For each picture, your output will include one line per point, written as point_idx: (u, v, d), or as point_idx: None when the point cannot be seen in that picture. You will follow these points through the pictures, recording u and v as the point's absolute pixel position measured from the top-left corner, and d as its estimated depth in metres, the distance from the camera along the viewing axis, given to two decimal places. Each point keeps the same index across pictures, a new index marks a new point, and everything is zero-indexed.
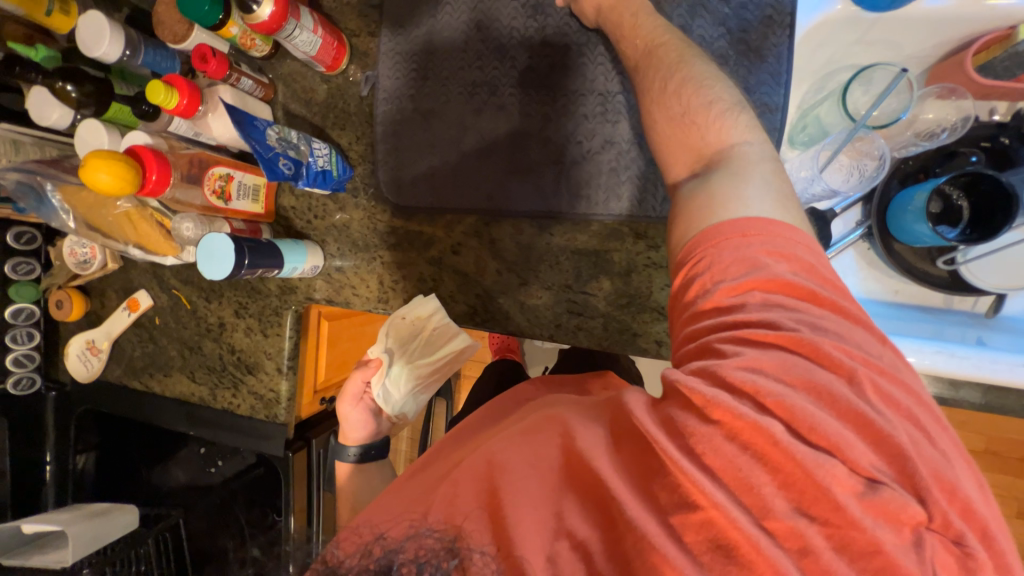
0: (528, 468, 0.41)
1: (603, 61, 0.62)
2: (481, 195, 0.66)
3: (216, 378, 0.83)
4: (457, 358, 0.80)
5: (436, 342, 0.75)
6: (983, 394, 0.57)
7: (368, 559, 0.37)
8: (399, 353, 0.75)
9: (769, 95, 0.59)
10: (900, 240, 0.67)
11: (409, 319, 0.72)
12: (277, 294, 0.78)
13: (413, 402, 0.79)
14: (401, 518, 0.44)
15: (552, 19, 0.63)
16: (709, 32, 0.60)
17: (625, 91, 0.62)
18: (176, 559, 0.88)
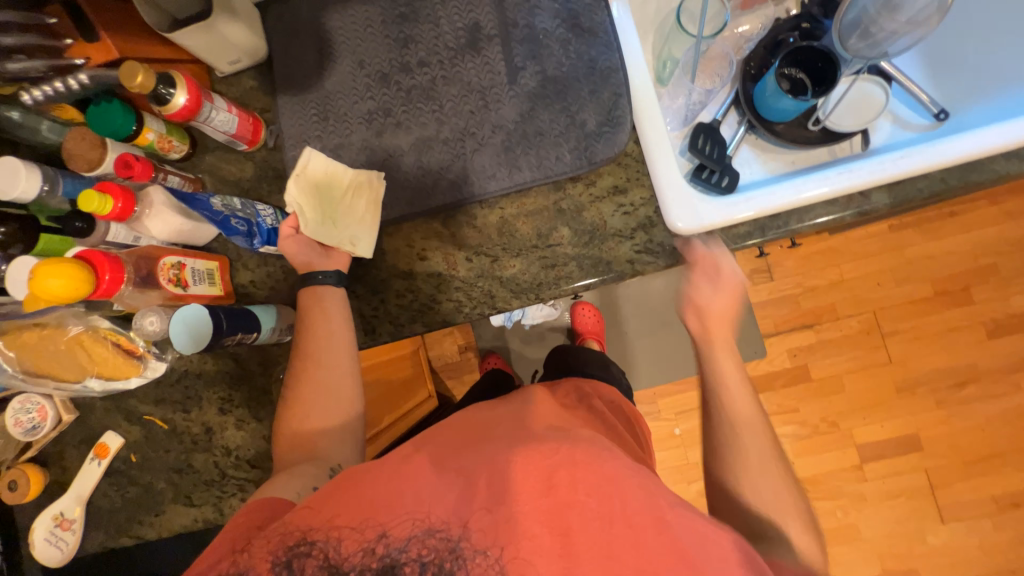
0: (547, 526, 0.46)
1: (473, 64, 0.74)
2: (404, 200, 0.72)
3: (218, 490, 0.76)
4: (370, 192, 0.71)
5: (334, 181, 0.69)
6: (890, 195, 0.67)
7: (373, 556, 0.45)
8: (313, 207, 0.68)
9: (610, 59, 0.73)
10: (777, 121, 0.79)
11: (311, 172, 0.68)
12: (260, 372, 0.75)
13: (353, 236, 0.69)
14: (398, 498, 0.47)
15: (423, 44, 0.75)
16: (548, 24, 0.74)
17: (498, 83, 0.73)
18: None
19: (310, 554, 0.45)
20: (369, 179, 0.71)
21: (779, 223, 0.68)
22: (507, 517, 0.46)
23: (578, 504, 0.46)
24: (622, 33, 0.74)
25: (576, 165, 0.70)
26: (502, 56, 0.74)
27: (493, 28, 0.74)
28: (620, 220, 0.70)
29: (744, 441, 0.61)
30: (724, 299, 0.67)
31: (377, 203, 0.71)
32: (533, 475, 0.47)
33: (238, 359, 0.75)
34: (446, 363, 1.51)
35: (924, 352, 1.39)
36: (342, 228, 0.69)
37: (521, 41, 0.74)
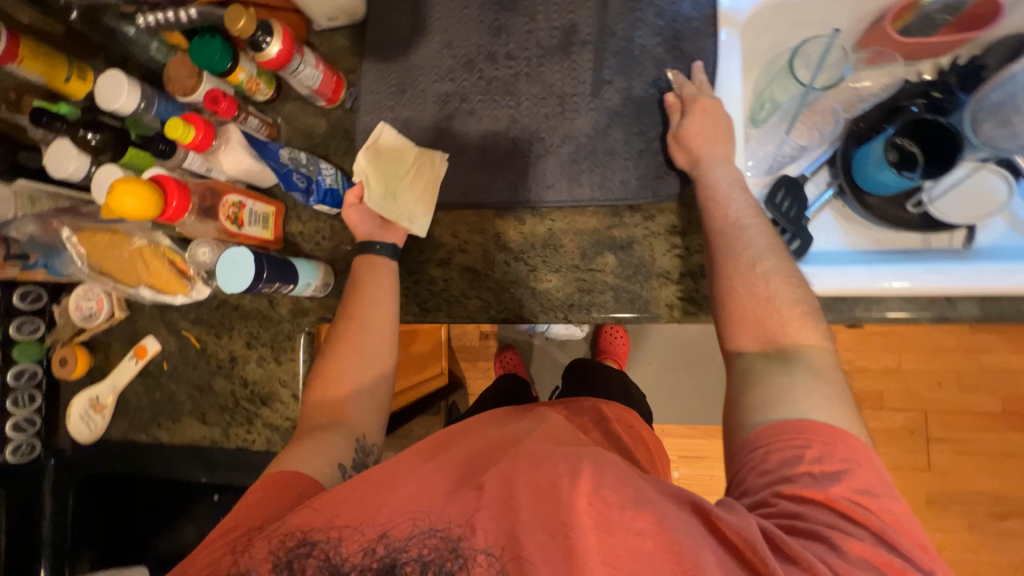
0: (550, 530, 0.43)
1: (559, 66, 0.71)
2: (456, 191, 0.72)
3: (230, 415, 0.81)
4: (431, 170, 0.72)
5: (400, 156, 0.72)
6: (981, 306, 0.61)
7: (373, 555, 0.43)
8: (377, 179, 0.70)
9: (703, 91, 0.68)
10: (872, 193, 0.72)
11: (381, 145, 0.71)
12: (289, 319, 0.79)
13: (410, 211, 0.71)
14: (399, 495, 0.46)
15: (515, 37, 0.73)
16: (647, 41, 0.70)
17: (580, 91, 0.70)
18: None
19: (309, 555, 0.44)
20: (433, 158, 0.72)
21: (843, 306, 0.63)
22: (506, 523, 0.43)
23: (568, 498, 0.44)
24: (720, 64, 0.68)
25: (639, 194, 0.67)
26: (592, 63, 0.70)
27: (590, 33, 0.71)
28: (669, 263, 0.67)
29: (768, 320, 0.55)
30: (712, 116, 0.63)
31: (438, 183, 0.72)
32: (525, 483, 0.46)
33: (272, 302, 0.79)
34: (464, 345, 1.53)
35: (971, 469, 1.26)
36: (401, 202, 0.70)
37: (614, 53, 0.70)
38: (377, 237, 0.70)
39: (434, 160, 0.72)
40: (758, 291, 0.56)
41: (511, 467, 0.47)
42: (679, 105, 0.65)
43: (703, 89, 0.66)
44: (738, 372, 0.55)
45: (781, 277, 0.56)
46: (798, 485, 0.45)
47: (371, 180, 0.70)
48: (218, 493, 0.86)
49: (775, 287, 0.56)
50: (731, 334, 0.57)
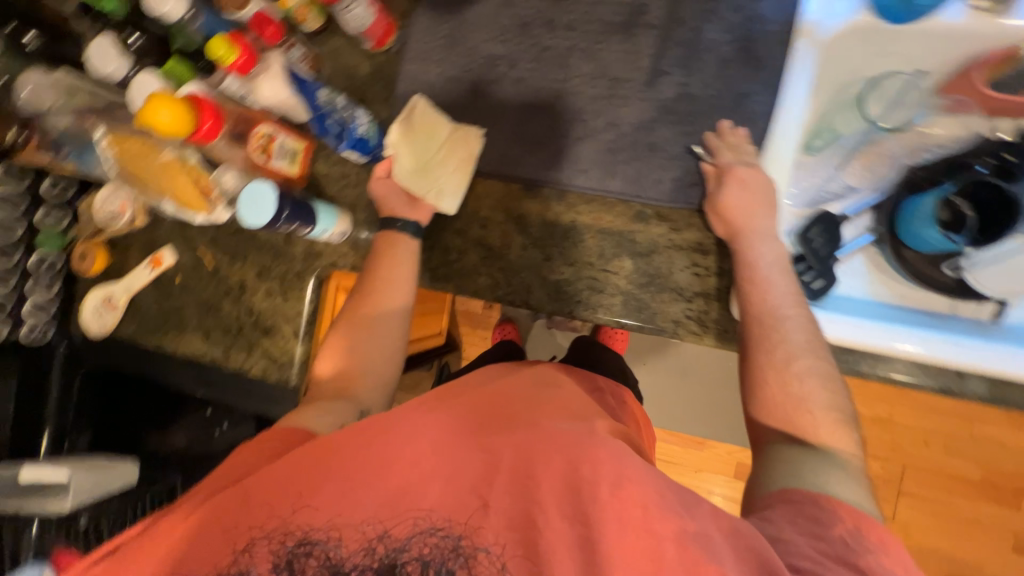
0: (570, 519, 0.43)
1: (618, 48, 0.68)
2: (489, 158, 0.71)
3: (231, 338, 0.84)
4: (462, 147, 0.70)
5: (431, 129, 0.69)
6: (988, 387, 0.61)
7: (372, 556, 0.43)
8: (409, 152, 0.68)
9: (760, 103, 0.65)
10: (910, 246, 0.70)
11: (415, 119, 0.69)
12: (301, 258, 0.80)
13: (440, 188, 0.69)
14: (402, 494, 0.46)
15: (578, 7, 0.69)
16: (716, 37, 0.66)
17: (634, 77, 0.67)
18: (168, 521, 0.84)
19: (310, 554, 0.43)
20: (465, 134, 0.70)
21: (850, 358, 0.63)
22: (520, 499, 0.45)
23: (593, 496, 0.43)
24: (789, 75, 0.62)
25: (672, 196, 0.66)
26: (652, 50, 0.67)
27: (658, 17, 0.67)
28: (685, 279, 0.66)
29: (788, 410, 0.52)
30: (752, 182, 0.60)
31: (468, 160, 0.70)
32: (541, 463, 0.47)
33: (287, 239, 0.81)
34: (465, 311, 1.55)
35: (935, 530, 1.27)
36: (431, 180, 0.69)
37: (678, 44, 0.67)
38: (401, 209, 0.70)
39: (466, 135, 0.70)
40: (777, 380, 0.53)
41: (527, 442, 0.49)
42: (717, 168, 0.62)
43: (739, 152, 0.62)
44: (761, 452, 0.53)
45: (809, 365, 0.53)
46: (831, 544, 0.42)
47: (402, 153, 0.68)
48: (212, 408, 0.92)
49: (799, 376, 0.53)
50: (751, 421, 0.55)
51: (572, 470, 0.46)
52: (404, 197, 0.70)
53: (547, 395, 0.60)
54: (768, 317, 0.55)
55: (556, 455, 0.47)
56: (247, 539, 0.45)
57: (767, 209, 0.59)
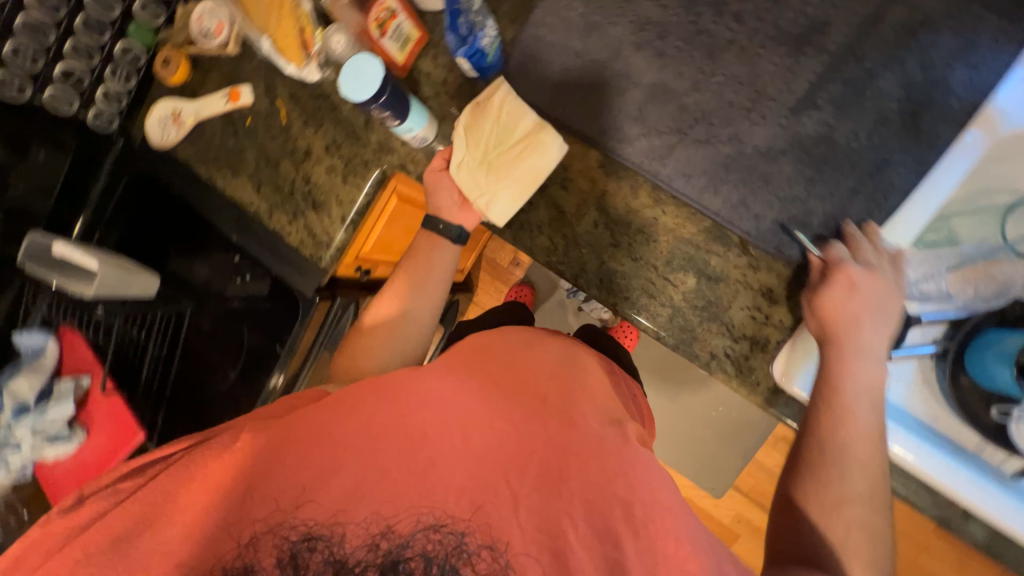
0: (598, 533, 0.48)
1: (779, 59, 0.61)
2: (597, 124, 0.67)
3: (280, 199, 0.84)
4: (534, 154, 0.65)
5: (507, 125, 0.66)
6: (987, 535, 0.61)
7: (377, 551, 0.45)
8: (476, 146, 0.66)
9: (900, 176, 0.59)
10: (970, 376, 0.67)
11: (492, 110, 0.66)
12: (373, 149, 0.78)
13: (495, 192, 0.67)
14: (430, 476, 0.48)
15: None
16: (888, 88, 0.60)
17: (782, 97, 0.61)
18: (172, 341, 0.91)
19: (315, 547, 0.45)
20: (545, 137, 0.65)
21: None
22: (552, 506, 0.49)
23: (621, 510, 0.49)
24: (948, 158, 0.57)
25: (765, 236, 0.62)
26: (814, 75, 0.61)
27: (837, 42, 0.61)
28: (740, 319, 0.64)
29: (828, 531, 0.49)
30: (858, 292, 0.54)
31: (535, 169, 0.66)
32: (576, 470, 0.50)
33: (366, 125, 0.78)
34: (491, 259, 1.53)
35: None
36: (489, 182, 0.67)
37: (844, 80, 0.60)
38: (448, 209, 0.70)
39: (545, 139, 0.65)
40: (817, 503, 0.50)
41: (563, 441, 0.52)
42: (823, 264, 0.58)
43: (857, 249, 0.56)
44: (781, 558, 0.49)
45: (861, 514, 0.49)
46: None
47: (467, 147, 0.67)
48: (241, 257, 0.90)
49: (849, 525, 0.48)
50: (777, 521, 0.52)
51: (605, 481, 0.50)
52: (455, 195, 0.70)
53: (552, 374, 0.60)
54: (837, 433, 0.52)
55: (551, 461, 0.51)
56: (250, 533, 0.45)
57: (871, 324, 0.54)
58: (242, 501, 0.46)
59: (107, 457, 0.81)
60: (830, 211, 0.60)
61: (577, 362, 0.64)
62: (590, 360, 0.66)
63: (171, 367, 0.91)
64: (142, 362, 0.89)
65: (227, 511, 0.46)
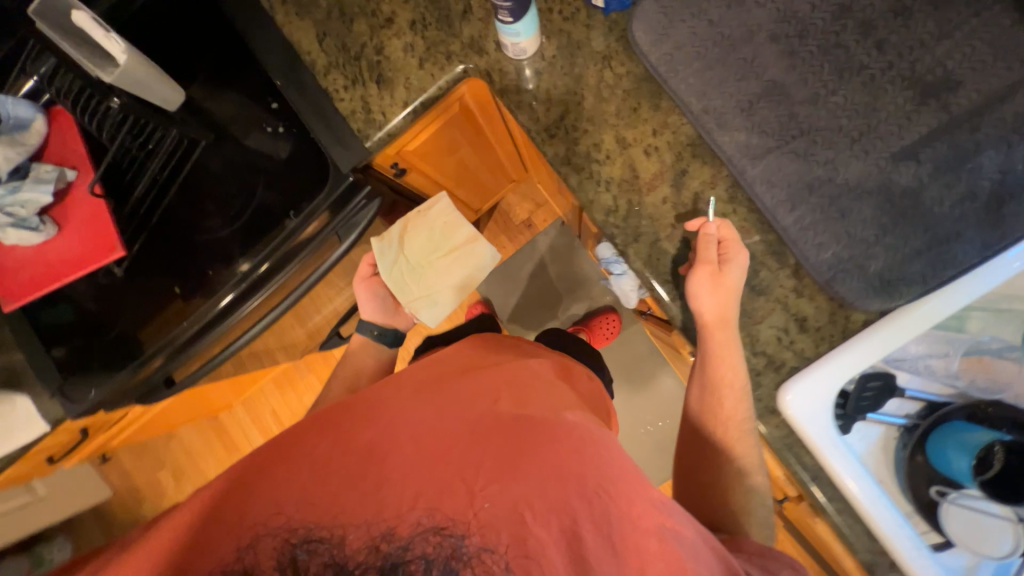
0: (563, 502, 0.48)
1: (899, 100, 0.61)
2: (703, 99, 0.64)
3: (343, 59, 0.77)
4: (466, 256, 0.98)
5: (446, 233, 0.97)
6: None
7: (377, 555, 0.45)
8: (415, 254, 0.95)
9: (964, 252, 0.60)
10: (925, 455, 0.73)
11: (433, 222, 0.96)
12: (462, 42, 0.73)
13: (427, 292, 0.97)
14: (385, 482, 0.49)
15: (902, 35, 0.61)
16: (989, 166, 0.59)
17: (889, 138, 0.60)
18: (175, 172, 0.80)
19: (299, 562, 0.44)
20: (472, 246, 0.98)
21: (829, 492, 0.66)
22: (512, 486, 0.49)
23: (576, 474, 0.51)
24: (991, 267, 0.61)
25: (829, 269, 0.61)
26: (926, 129, 0.60)
27: (961, 105, 0.60)
28: (767, 335, 0.65)
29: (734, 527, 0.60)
30: (718, 299, 0.60)
31: (464, 272, 0.99)
32: (526, 443, 0.53)
33: (462, 17, 0.73)
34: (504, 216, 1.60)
35: None
36: (421, 285, 0.97)
37: (951, 144, 0.60)
38: (377, 312, 0.97)
39: (472, 245, 0.98)
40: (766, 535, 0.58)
41: (505, 425, 0.56)
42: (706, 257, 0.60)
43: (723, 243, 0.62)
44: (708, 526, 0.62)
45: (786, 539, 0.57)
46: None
47: (405, 257, 0.94)
48: (278, 103, 0.81)
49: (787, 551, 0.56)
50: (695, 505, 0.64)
51: (552, 448, 0.53)
52: (383, 299, 0.98)
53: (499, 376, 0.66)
54: (730, 424, 0.63)
55: (503, 437, 0.54)
56: (233, 556, 0.45)
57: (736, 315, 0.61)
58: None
59: (71, 261, 0.70)
60: (891, 263, 0.60)
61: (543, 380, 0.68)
62: (543, 367, 0.72)
63: (163, 199, 0.80)
64: (136, 186, 0.79)
65: (190, 554, 0.45)
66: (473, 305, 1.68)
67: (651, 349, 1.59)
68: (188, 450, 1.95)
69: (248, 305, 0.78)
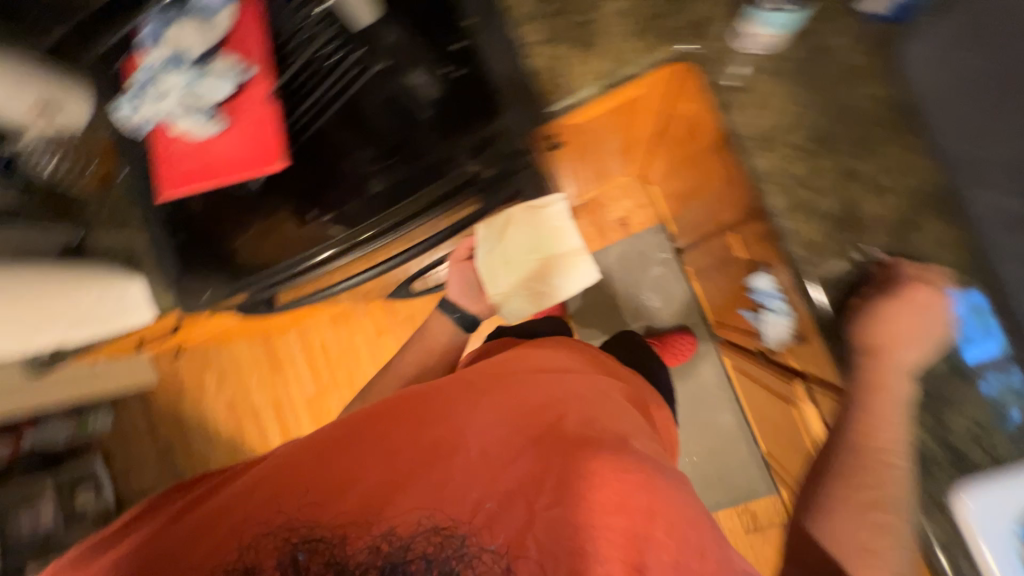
0: (578, 539, 0.58)
1: None
2: (964, 149, 0.61)
3: (548, 13, 0.72)
4: (563, 265, 0.95)
5: (552, 237, 0.92)
6: None
7: (377, 553, 0.58)
8: (513, 248, 0.93)
9: None
10: None
11: (541, 219, 0.90)
12: (679, 28, 0.69)
13: (513, 293, 0.97)
14: (434, 484, 0.62)
15: None
16: None
17: None
18: (336, 96, 0.77)
19: (321, 542, 0.59)
20: (575, 255, 0.94)
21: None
22: (533, 512, 0.60)
23: (594, 523, 0.59)
24: None
25: None
26: None
27: None
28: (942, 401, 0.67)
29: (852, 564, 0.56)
30: (910, 324, 0.65)
31: (556, 282, 0.96)
32: (565, 479, 0.61)
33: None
34: (604, 212, 1.58)
35: None
36: (512, 284, 0.96)
37: None
38: (456, 293, 1.05)
39: (574, 253, 0.94)
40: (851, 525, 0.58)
41: (546, 459, 0.63)
42: (892, 279, 0.66)
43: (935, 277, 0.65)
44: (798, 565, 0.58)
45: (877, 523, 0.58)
46: None
47: (505, 249, 0.93)
48: (459, 48, 0.74)
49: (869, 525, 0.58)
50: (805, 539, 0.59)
51: (584, 489, 0.60)
52: (466, 281, 1.04)
53: (559, 395, 0.72)
54: (886, 425, 0.63)
55: (546, 466, 0.63)
56: (292, 528, 0.59)
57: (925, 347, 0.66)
58: (282, 513, 0.60)
59: (230, 164, 0.68)
60: None
61: (604, 396, 0.75)
62: (605, 387, 0.78)
63: (317, 123, 0.77)
64: (300, 103, 0.77)
65: (298, 496, 0.61)
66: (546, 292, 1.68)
67: (718, 374, 1.59)
68: (239, 360, 2.06)
69: (340, 260, 0.78)
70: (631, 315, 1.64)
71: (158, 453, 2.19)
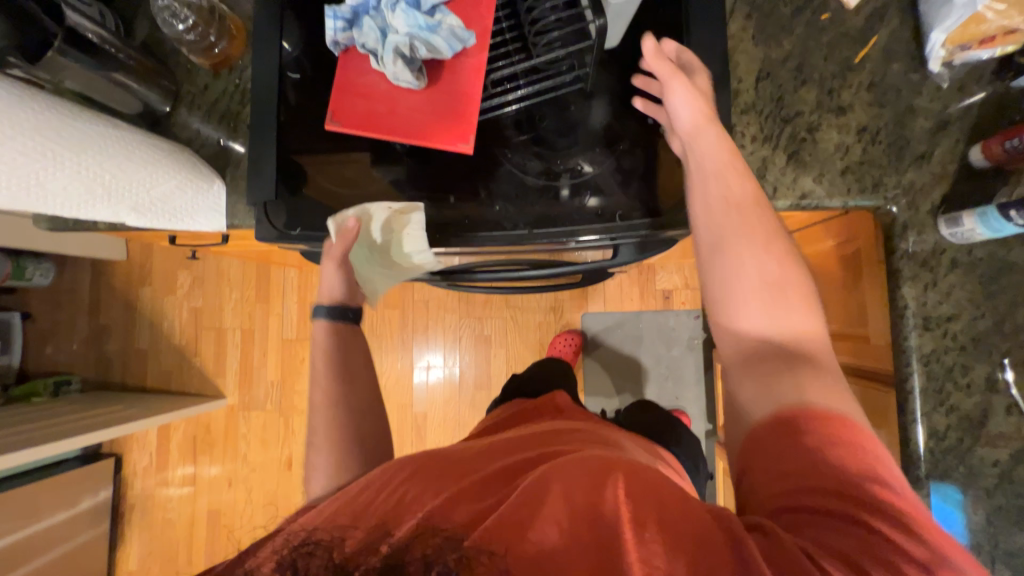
0: (587, 527, 0.46)
1: None
2: None
3: (770, 111, 0.70)
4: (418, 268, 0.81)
5: (411, 241, 0.77)
6: None
7: (377, 553, 0.44)
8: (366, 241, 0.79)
9: None
10: None
11: (401, 222, 0.76)
12: (893, 179, 0.67)
13: (371, 280, 0.86)
14: (438, 494, 0.53)
15: None
16: None
17: None
18: (532, 96, 0.73)
19: (313, 554, 0.44)
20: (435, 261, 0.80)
21: None
22: (528, 505, 0.49)
23: (605, 511, 0.47)
24: None
25: None
26: None
27: None
28: None
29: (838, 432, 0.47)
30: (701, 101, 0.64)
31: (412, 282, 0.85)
32: (558, 470, 0.53)
33: (915, 160, 0.67)
34: (653, 279, 1.64)
35: None
36: (368, 274, 0.85)
37: None
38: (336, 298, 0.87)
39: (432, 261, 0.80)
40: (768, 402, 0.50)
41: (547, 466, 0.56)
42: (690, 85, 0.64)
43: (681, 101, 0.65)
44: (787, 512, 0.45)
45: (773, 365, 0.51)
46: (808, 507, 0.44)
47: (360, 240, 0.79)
48: None
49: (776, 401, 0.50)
50: (768, 472, 0.47)
51: (579, 477, 0.51)
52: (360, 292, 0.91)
53: (573, 442, 0.67)
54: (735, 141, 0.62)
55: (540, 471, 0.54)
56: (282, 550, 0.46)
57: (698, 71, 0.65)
58: (283, 540, 0.48)
59: (419, 121, 0.64)
60: None
61: (624, 446, 0.70)
62: (625, 446, 0.72)
63: (504, 106, 0.73)
64: (494, 89, 0.72)
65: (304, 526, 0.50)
66: (570, 332, 1.67)
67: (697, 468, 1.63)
68: (225, 273, 1.90)
69: (446, 245, 0.75)
70: (639, 385, 1.66)
71: (93, 331, 1.97)
